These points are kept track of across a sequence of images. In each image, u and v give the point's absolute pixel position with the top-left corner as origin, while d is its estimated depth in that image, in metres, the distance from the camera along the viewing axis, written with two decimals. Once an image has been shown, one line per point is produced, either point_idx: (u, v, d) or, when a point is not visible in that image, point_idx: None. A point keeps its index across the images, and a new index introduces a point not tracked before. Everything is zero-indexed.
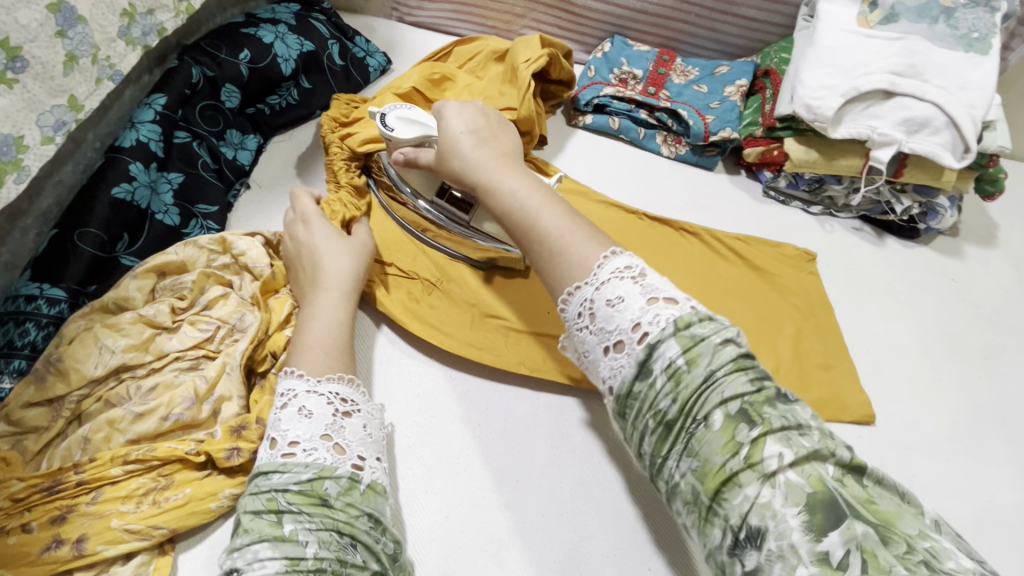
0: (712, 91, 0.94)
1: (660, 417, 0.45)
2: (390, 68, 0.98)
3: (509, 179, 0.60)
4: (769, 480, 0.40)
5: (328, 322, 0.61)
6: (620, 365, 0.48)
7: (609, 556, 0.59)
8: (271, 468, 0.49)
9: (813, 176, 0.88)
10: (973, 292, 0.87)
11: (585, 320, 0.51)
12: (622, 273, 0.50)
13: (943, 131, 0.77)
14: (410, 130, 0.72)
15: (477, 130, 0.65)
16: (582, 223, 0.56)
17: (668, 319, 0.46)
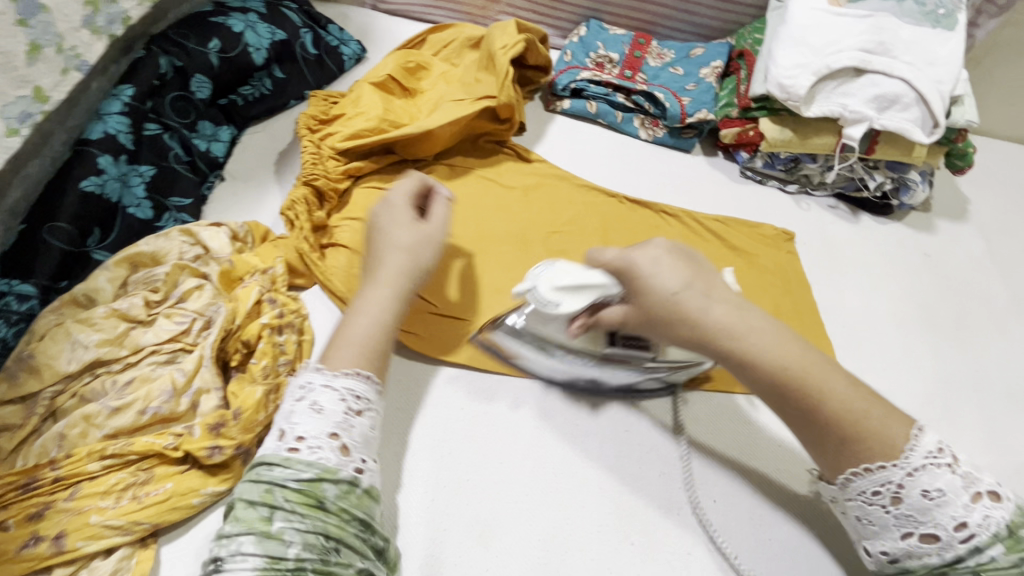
0: (688, 73, 0.95)
1: (943, 570, 0.47)
2: (365, 55, 0.97)
3: (761, 336, 0.51)
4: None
5: (361, 320, 0.58)
6: (918, 550, 0.47)
7: (591, 533, 0.61)
8: (278, 460, 0.49)
9: (789, 155, 0.89)
10: (945, 265, 0.89)
11: (881, 496, 0.48)
12: (934, 458, 0.47)
13: (913, 107, 0.79)
14: (578, 300, 0.59)
15: (685, 281, 0.53)
16: (809, 354, 0.51)
17: (999, 521, 0.45)
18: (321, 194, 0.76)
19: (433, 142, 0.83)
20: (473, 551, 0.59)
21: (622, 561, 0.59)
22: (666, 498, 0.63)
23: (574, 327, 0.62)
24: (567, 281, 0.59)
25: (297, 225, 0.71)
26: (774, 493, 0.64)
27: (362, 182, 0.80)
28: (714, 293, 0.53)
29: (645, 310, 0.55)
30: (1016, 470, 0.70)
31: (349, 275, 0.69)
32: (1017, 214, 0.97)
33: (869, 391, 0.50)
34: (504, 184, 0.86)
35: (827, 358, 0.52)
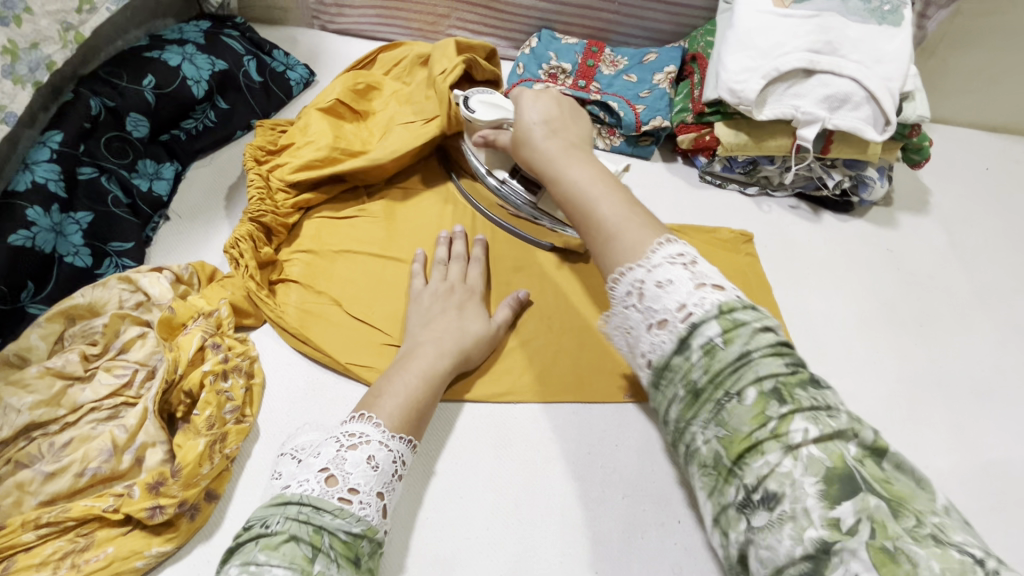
0: (641, 80, 0.94)
1: (689, 379, 0.45)
2: (314, 79, 0.96)
3: (580, 169, 0.56)
4: (791, 452, 0.40)
5: (415, 378, 0.61)
6: (659, 339, 0.47)
7: (555, 564, 0.58)
8: (328, 507, 0.49)
9: (746, 158, 0.88)
10: (908, 260, 0.88)
11: (633, 298, 0.49)
12: (674, 257, 0.48)
13: (864, 105, 0.78)
14: (490, 113, 0.74)
15: (547, 118, 0.62)
16: (603, 177, 0.56)
17: (714, 304, 0.45)
18: (269, 230, 0.75)
19: (383, 169, 0.82)
20: None
21: None
22: (629, 519, 0.61)
23: (478, 138, 0.73)
24: (488, 99, 0.76)
25: (243, 264, 0.69)
26: None
27: (314, 216, 0.79)
28: (558, 133, 0.61)
29: (516, 136, 0.65)
30: (981, 466, 0.70)
31: (303, 310, 0.70)
32: (977, 203, 0.97)
33: (645, 213, 0.53)
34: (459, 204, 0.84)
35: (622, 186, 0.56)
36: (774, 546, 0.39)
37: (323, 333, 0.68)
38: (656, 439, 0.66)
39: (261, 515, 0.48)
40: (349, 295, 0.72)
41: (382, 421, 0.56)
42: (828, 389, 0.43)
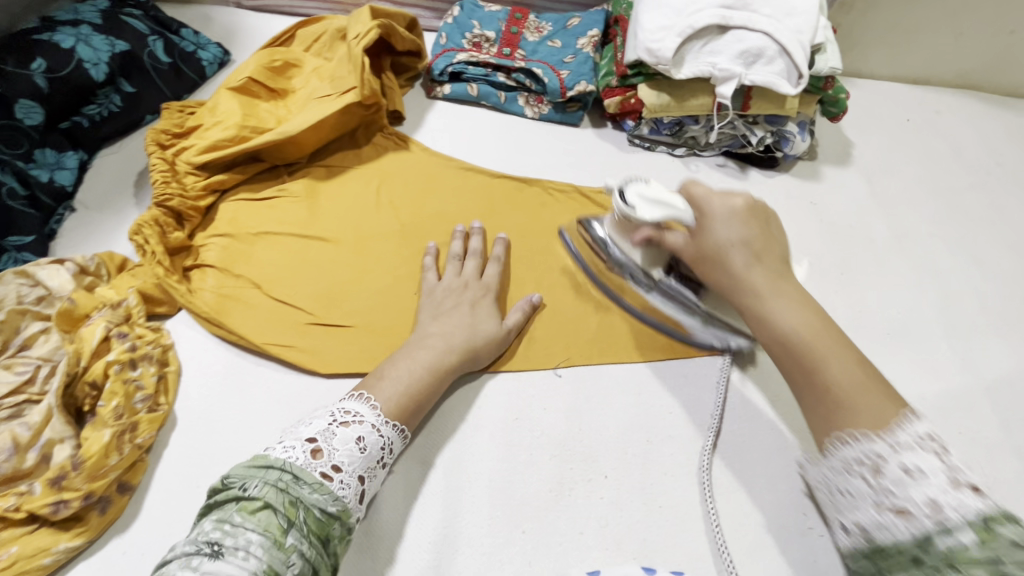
0: (566, 45, 0.93)
1: (913, 557, 0.41)
2: (229, 58, 0.93)
3: (726, 224, 0.59)
4: (963, 575, 0.38)
5: (420, 368, 0.61)
6: (891, 523, 0.43)
7: (484, 527, 0.58)
8: (309, 480, 0.49)
9: (672, 119, 0.89)
10: (831, 211, 0.91)
11: (863, 468, 0.46)
12: (923, 442, 0.44)
13: (777, 59, 0.79)
14: (655, 211, 0.63)
15: (747, 237, 0.58)
16: (824, 326, 0.52)
17: (977, 512, 0.40)
18: (180, 216, 0.73)
19: (300, 145, 0.80)
20: (359, 564, 0.56)
21: (512, 550, 0.57)
22: (559, 477, 0.62)
23: (637, 237, 0.65)
24: (650, 192, 0.63)
25: (149, 250, 0.67)
26: (666, 461, 0.64)
27: (229, 198, 0.77)
28: (762, 259, 0.57)
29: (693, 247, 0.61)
30: None
31: (220, 294, 0.68)
32: (898, 153, 1.00)
33: (876, 377, 0.50)
34: (382, 178, 0.84)
35: (843, 335, 0.53)
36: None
37: (240, 316, 0.67)
38: (584, 399, 0.67)
39: (243, 474, 0.49)
40: (266, 277, 0.71)
41: (378, 405, 0.57)
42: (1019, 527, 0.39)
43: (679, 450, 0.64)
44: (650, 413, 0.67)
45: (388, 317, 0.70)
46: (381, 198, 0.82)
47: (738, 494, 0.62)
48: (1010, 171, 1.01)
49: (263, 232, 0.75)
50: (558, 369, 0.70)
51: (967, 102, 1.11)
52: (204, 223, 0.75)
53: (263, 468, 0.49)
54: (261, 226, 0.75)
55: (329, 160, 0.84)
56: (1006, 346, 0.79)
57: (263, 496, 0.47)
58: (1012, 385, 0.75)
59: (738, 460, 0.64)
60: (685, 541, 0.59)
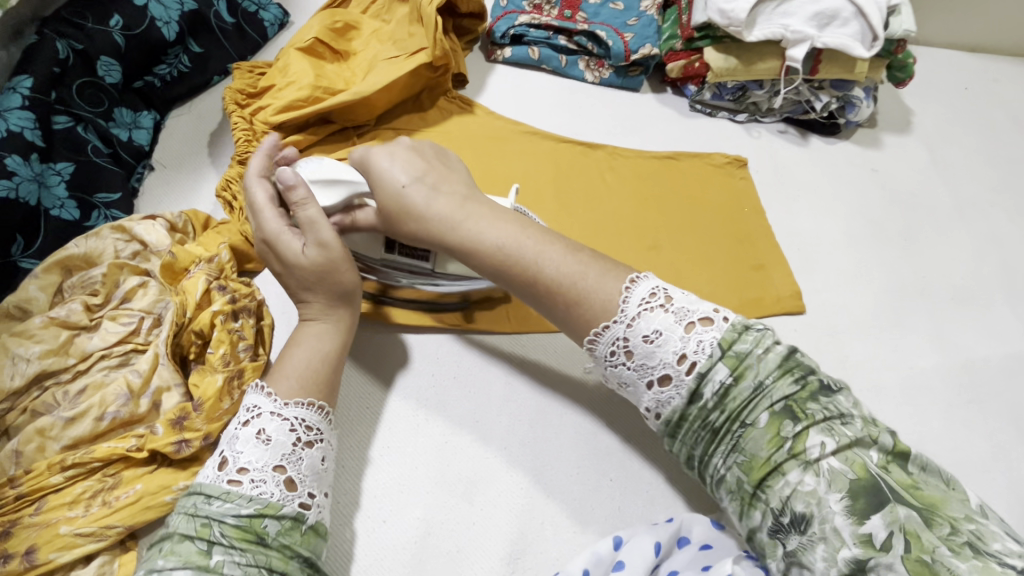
0: (629, 7, 0.92)
1: (709, 423, 0.48)
2: (289, 20, 0.92)
3: (393, 169, 0.59)
4: (811, 468, 0.43)
5: (296, 344, 0.58)
6: (667, 396, 0.49)
7: (572, 475, 0.62)
8: (215, 493, 0.47)
9: (735, 84, 0.89)
10: (892, 179, 0.91)
11: (619, 356, 0.51)
12: (650, 302, 0.50)
13: (852, 21, 0.78)
14: (330, 194, 0.62)
15: (419, 175, 0.59)
16: (521, 231, 0.55)
17: (712, 343, 0.48)
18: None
19: (371, 107, 0.80)
20: (458, 508, 0.59)
21: (600, 497, 0.61)
22: (641, 431, 0.65)
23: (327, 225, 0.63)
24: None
25: (238, 207, 0.68)
26: None
27: None
28: (440, 188, 0.59)
29: (393, 216, 0.59)
30: (964, 363, 0.75)
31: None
32: (957, 121, 1.00)
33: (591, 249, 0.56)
34: (449, 143, 0.84)
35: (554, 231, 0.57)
36: (812, 567, 0.42)
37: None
38: None
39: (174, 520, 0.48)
40: None
41: (273, 389, 0.53)
42: (757, 332, 0.48)
43: None
44: None
45: None
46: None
47: None
48: None
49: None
50: None
51: None
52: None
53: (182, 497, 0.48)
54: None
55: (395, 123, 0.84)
56: None
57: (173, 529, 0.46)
58: None
59: None
60: None
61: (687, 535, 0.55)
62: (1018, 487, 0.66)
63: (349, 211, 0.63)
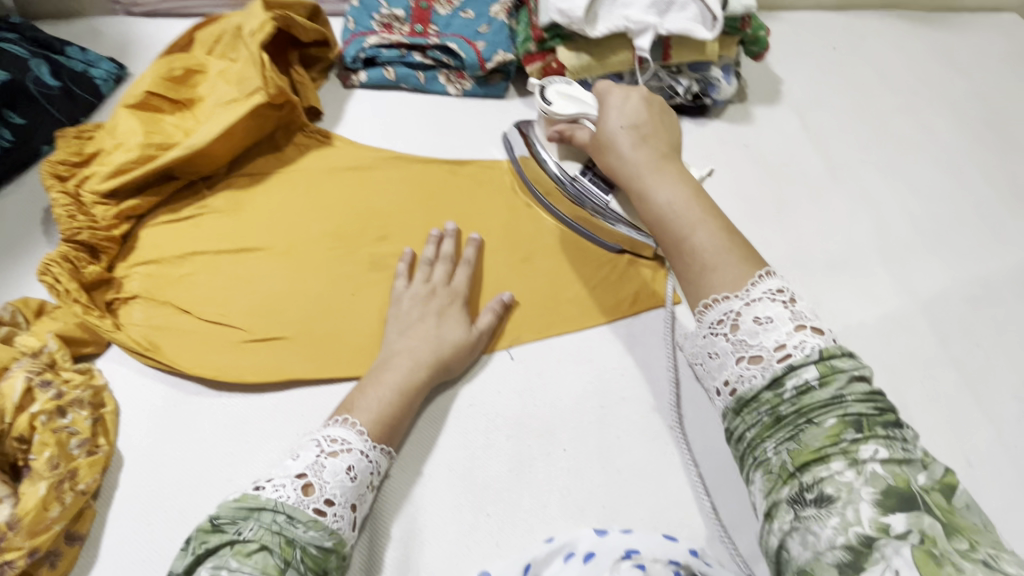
0: (479, 15, 0.89)
1: (773, 409, 0.46)
2: (126, 73, 0.88)
3: (611, 112, 0.67)
4: (855, 466, 0.41)
5: (389, 390, 0.60)
6: (748, 373, 0.48)
7: (446, 516, 0.59)
8: (302, 518, 0.50)
9: (597, 79, 0.87)
10: (764, 152, 0.91)
11: (723, 326, 0.51)
12: (773, 294, 0.50)
13: (689, 5, 0.78)
14: (569, 107, 0.73)
15: (636, 122, 0.66)
16: (694, 203, 0.58)
17: (812, 347, 0.46)
18: (93, 251, 0.69)
19: (213, 157, 0.76)
20: None
21: (477, 534, 0.58)
22: (516, 456, 0.62)
23: (552, 130, 0.75)
24: (566, 90, 0.74)
25: (62, 288, 0.63)
26: (623, 427, 0.65)
27: (147, 223, 0.74)
28: (664, 156, 0.63)
29: (598, 140, 0.68)
30: (840, 330, 0.75)
31: (149, 326, 0.66)
32: (826, 84, 1.01)
33: (743, 243, 0.55)
34: (309, 179, 0.81)
35: (748, 246, 0.55)
36: (817, 535, 0.40)
37: (174, 344, 0.65)
38: (537, 376, 0.68)
39: (233, 516, 0.49)
40: (196, 301, 0.69)
41: (364, 429, 0.56)
42: (848, 360, 0.46)
43: (634, 411, 0.66)
44: (604, 380, 0.68)
45: (334, 321, 0.69)
46: (309, 200, 0.79)
47: (693, 446, 0.64)
48: (936, 89, 1.02)
49: (189, 254, 0.72)
50: (512, 350, 0.69)
51: (889, 24, 1.11)
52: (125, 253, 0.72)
53: (258, 512, 0.49)
54: (184, 246, 0.72)
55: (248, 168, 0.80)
56: (939, 264, 0.81)
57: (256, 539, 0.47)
58: (945, 300, 0.77)
59: (690, 411, 0.66)
60: (646, 498, 0.61)
61: (574, 550, 0.54)
62: None
63: (569, 129, 0.73)
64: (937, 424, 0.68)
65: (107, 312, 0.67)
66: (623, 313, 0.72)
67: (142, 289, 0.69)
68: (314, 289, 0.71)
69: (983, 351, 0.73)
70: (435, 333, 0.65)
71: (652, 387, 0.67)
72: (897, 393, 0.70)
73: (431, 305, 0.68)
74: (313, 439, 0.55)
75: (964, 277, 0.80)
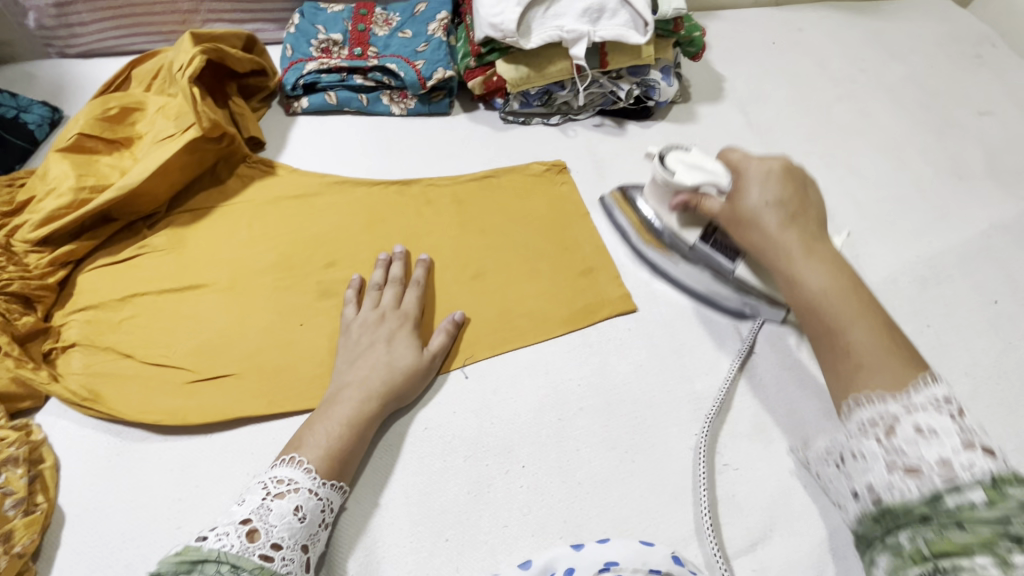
0: (417, 34, 0.89)
1: (919, 520, 0.42)
2: (59, 116, 0.86)
3: (750, 188, 0.66)
4: (1004, 559, 0.37)
5: (339, 424, 0.58)
6: (900, 485, 0.44)
7: (406, 545, 0.57)
8: (247, 567, 0.48)
9: (539, 90, 0.88)
10: (711, 150, 0.92)
11: (875, 429, 0.48)
12: (938, 403, 0.46)
13: (619, 11, 0.79)
14: (693, 175, 0.69)
15: (783, 198, 0.64)
16: (854, 293, 0.56)
17: (987, 470, 0.42)
18: (29, 301, 0.68)
19: (151, 195, 0.75)
20: None
21: (438, 562, 0.57)
22: (475, 477, 0.61)
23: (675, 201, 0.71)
24: (688, 159, 0.70)
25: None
26: (583, 437, 0.64)
27: (86, 267, 0.72)
28: (798, 221, 0.63)
29: (733, 217, 0.66)
30: None
31: (89, 374, 0.64)
32: (768, 78, 1.02)
33: (907, 345, 0.53)
34: (253, 211, 0.80)
35: (863, 287, 0.58)
36: None
37: (116, 390, 0.63)
38: (492, 394, 0.67)
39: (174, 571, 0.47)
40: (137, 344, 0.67)
41: (312, 468, 0.55)
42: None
43: (592, 421, 0.65)
44: (560, 392, 0.67)
45: (283, 355, 0.67)
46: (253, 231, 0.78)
47: (653, 451, 0.63)
48: (874, 76, 1.04)
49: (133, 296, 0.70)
50: (466, 369, 0.68)
51: (827, 15, 1.14)
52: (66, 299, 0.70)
53: (198, 563, 0.47)
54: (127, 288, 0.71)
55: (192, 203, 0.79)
56: (886, 248, 0.82)
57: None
58: (893, 283, 0.78)
59: (648, 416, 0.66)
60: (607, 509, 0.60)
61: (553, 570, 0.53)
62: None
63: (696, 200, 0.69)
64: None
65: (43, 362, 0.65)
66: (576, 324, 0.72)
67: (81, 336, 0.67)
68: (261, 321, 0.70)
69: (933, 331, 0.74)
70: (386, 360, 0.63)
71: (609, 394, 0.67)
72: None
73: (380, 331, 0.66)
74: (259, 484, 0.54)
75: (911, 259, 0.81)
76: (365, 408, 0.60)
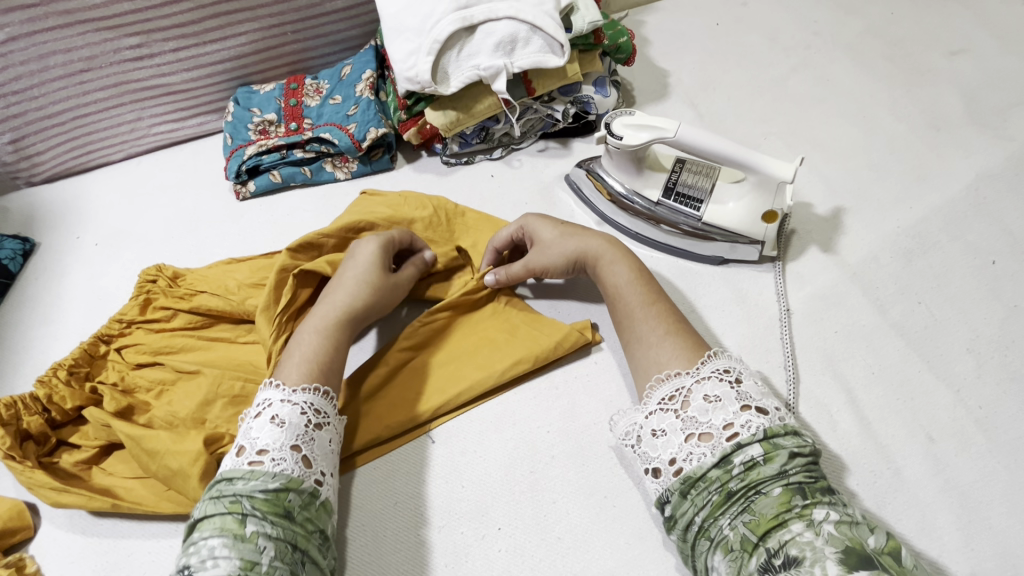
0: (346, 97, 0.89)
1: (723, 485, 0.48)
2: (31, 242, 0.90)
3: (540, 229, 0.69)
4: (811, 525, 0.44)
5: (312, 333, 0.62)
6: (697, 451, 0.50)
7: None
8: (240, 475, 0.50)
9: (474, 128, 0.86)
10: None
11: (675, 401, 0.54)
12: (718, 372, 0.54)
13: (533, 38, 0.77)
14: (642, 137, 0.70)
15: (557, 227, 0.69)
16: (643, 287, 0.63)
17: (758, 426, 0.50)
18: (28, 434, 0.67)
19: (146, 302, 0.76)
20: None
21: None
22: (450, 549, 0.59)
23: (630, 158, 0.73)
24: (634, 120, 0.70)
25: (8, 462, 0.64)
26: (559, 485, 0.62)
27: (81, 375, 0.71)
28: (574, 229, 0.69)
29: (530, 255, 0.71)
30: (769, 322, 0.69)
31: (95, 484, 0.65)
32: (716, 63, 0.98)
33: (683, 326, 0.60)
34: None
35: (659, 290, 0.63)
36: None
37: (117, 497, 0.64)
38: (460, 455, 0.65)
39: (215, 500, 0.49)
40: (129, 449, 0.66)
41: (282, 383, 0.57)
42: (791, 437, 0.50)
43: (566, 468, 0.63)
44: (530, 442, 0.65)
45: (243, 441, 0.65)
46: (241, 281, 0.76)
47: (629, 493, 0.60)
48: (830, 36, 0.98)
49: (126, 383, 0.70)
50: (431, 434, 0.66)
51: None
52: (64, 415, 0.69)
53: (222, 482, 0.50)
54: (120, 374, 0.71)
55: (171, 275, 0.78)
56: (863, 222, 0.76)
57: (206, 511, 0.48)
58: (875, 261, 0.72)
59: (620, 453, 0.63)
60: (591, 561, 0.57)
61: None
62: (847, 443, 0.60)
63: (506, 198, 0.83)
64: (887, 402, 0.62)
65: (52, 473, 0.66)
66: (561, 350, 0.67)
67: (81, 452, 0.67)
68: (248, 373, 0.70)
69: (926, 308, 0.68)
70: (358, 276, 0.67)
71: (580, 436, 0.64)
72: (839, 376, 0.64)
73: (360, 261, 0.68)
74: (248, 410, 0.57)
75: (892, 231, 0.75)
76: (323, 347, 0.61)
